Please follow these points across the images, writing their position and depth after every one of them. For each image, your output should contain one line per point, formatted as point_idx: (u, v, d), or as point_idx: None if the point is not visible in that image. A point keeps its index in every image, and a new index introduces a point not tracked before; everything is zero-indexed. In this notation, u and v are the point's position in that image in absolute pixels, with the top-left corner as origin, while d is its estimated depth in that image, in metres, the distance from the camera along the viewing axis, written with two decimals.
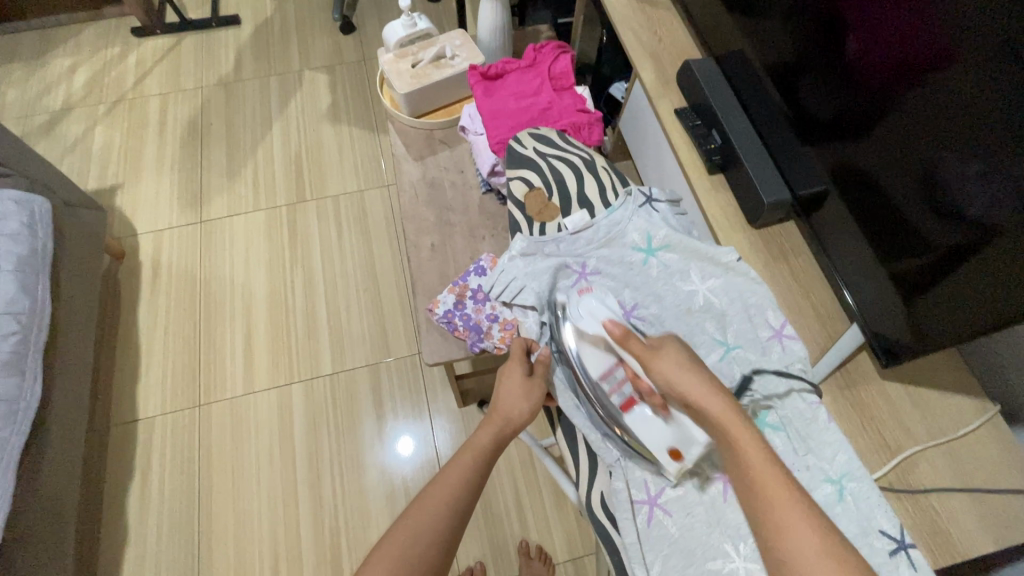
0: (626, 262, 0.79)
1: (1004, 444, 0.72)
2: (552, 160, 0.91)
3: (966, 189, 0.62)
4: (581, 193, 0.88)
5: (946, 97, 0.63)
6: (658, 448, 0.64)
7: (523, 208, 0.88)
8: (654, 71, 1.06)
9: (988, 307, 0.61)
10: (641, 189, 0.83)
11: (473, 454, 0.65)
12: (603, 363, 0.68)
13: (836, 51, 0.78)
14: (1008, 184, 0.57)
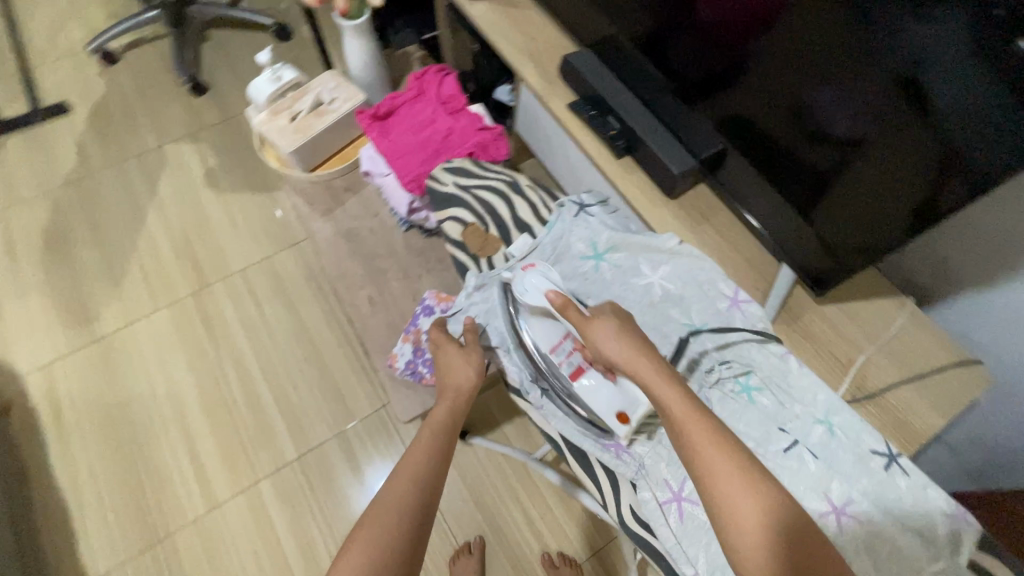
0: (580, 273, 0.78)
1: (929, 329, 0.82)
2: (475, 189, 0.90)
3: (829, 112, 0.69)
4: (512, 214, 0.88)
5: (792, 35, 0.69)
6: (608, 413, 0.66)
7: (462, 245, 0.87)
8: (537, 72, 1.09)
9: (874, 209, 0.70)
10: (574, 197, 0.83)
11: (436, 429, 0.66)
12: (552, 336, 0.71)
13: (690, 14, 0.83)
14: (861, 103, 0.65)
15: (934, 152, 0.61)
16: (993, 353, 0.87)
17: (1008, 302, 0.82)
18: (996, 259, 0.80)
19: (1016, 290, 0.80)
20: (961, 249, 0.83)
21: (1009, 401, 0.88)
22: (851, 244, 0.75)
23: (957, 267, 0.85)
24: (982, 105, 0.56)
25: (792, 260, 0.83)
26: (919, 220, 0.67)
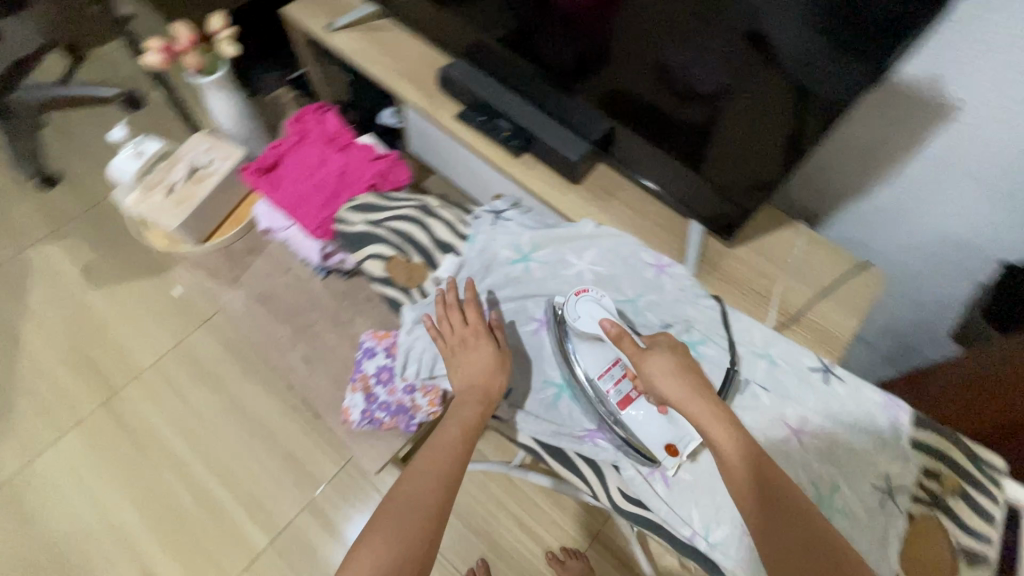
0: (513, 278, 0.81)
1: (826, 246, 0.91)
2: (387, 221, 0.88)
3: (693, 73, 0.75)
4: (430, 237, 0.86)
5: (644, 10, 0.74)
6: (656, 444, 0.65)
7: (389, 280, 0.85)
8: (417, 91, 1.08)
9: (751, 151, 0.76)
10: (489, 206, 0.86)
11: (458, 431, 0.66)
12: (601, 361, 0.70)
13: (547, 5, 0.85)
14: (718, 59, 0.71)
15: (791, 95, 0.67)
16: (878, 253, 0.99)
17: (878, 206, 0.93)
18: (861, 171, 0.91)
19: (881, 194, 0.91)
20: (833, 169, 0.93)
21: (901, 288, 1.01)
22: (740, 187, 0.81)
23: (831, 186, 0.96)
24: (821, 48, 0.62)
25: (695, 213, 0.89)
26: (791, 161, 0.73)
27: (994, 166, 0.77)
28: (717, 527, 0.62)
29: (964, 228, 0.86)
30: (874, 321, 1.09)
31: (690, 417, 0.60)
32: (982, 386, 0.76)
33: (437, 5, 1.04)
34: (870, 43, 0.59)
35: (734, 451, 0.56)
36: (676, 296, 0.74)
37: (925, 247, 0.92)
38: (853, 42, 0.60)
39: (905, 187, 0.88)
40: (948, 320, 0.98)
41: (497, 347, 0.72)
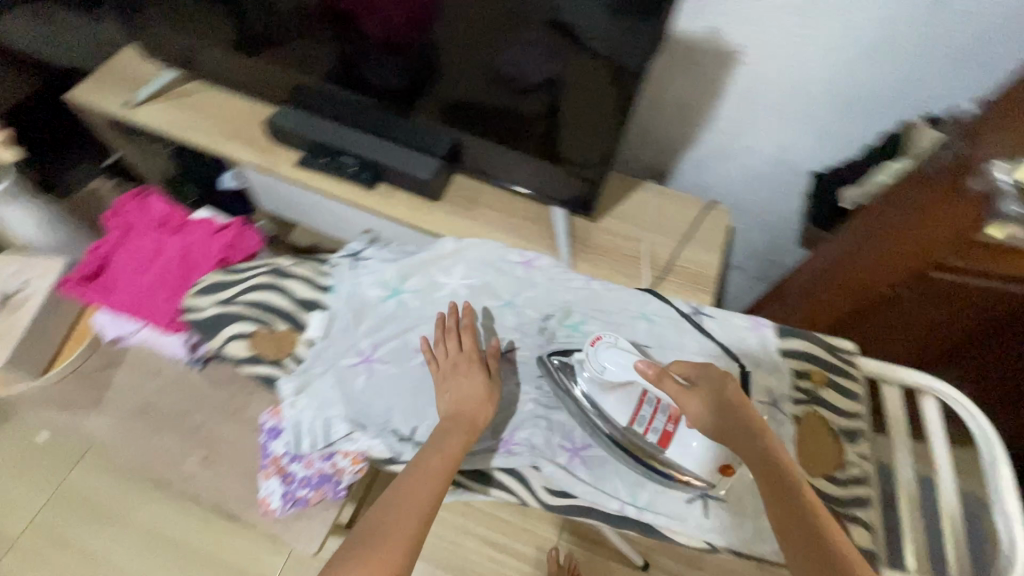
0: (389, 316, 0.63)
1: (675, 197, 0.99)
2: (240, 297, 0.66)
3: (522, 66, 0.77)
4: (290, 299, 0.66)
5: (460, 17, 0.75)
6: (706, 470, 0.53)
7: (260, 358, 0.62)
8: (249, 149, 1.02)
9: (591, 129, 0.80)
10: (348, 246, 0.70)
11: (439, 458, 0.51)
12: (631, 401, 0.55)
13: (360, 37, 0.84)
14: (540, 49, 0.74)
15: (607, 68, 0.71)
16: (718, 190, 1.09)
17: (706, 147, 1.03)
18: (681, 121, 1.00)
19: (705, 136, 1.01)
20: (660, 125, 1.03)
21: (746, 217, 1.12)
22: (591, 163, 0.85)
23: (667, 141, 1.05)
24: (616, 19, 0.66)
25: (557, 198, 0.94)
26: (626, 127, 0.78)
27: (778, 88, 0.88)
28: (642, 490, 0.56)
29: (774, 147, 0.97)
30: (738, 251, 1.20)
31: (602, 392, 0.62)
32: (817, 296, 0.82)
33: (245, 57, 0.99)
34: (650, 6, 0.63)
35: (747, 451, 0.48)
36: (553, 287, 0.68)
37: (752, 173, 1.03)
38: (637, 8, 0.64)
39: (719, 125, 0.98)
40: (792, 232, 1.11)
41: (490, 381, 0.57)
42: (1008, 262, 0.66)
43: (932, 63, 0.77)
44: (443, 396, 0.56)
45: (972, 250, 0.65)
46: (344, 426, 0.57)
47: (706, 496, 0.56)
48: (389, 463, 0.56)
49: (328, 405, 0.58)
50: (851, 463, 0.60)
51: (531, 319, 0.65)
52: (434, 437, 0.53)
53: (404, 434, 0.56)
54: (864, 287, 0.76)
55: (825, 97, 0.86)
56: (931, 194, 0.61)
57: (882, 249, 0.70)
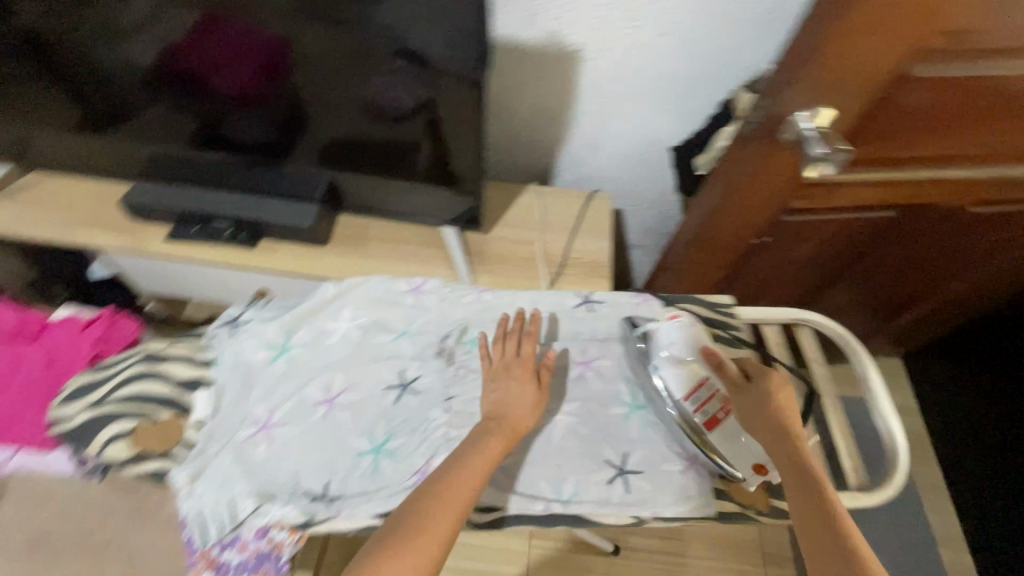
0: (281, 376, 0.62)
1: (559, 193, 1.03)
2: (113, 394, 0.64)
3: (395, 96, 0.76)
4: (170, 383, 0.65)
5: (320, 58, 0.73)
6: (742, 461, 0.57)
7: (145, 455, 0.62)
8: (111, 233, 0.95)
9: (469, 146, 0.81)
10: (226, 314, 0.68)
11: (481, 460, 0.51)
12: (687, 379, 0.59)
13: (212, 95, 0.80)
14: (407, 77, 0.73)
15: (466, 84, 0.72)
16: (598, 180, 1.15)
17: (578, 141, 1.08)
18: (549, 121, 1.04)
19: (573, 131, 1.06)
20: (531, 128, 1.06)
21: (630, 199, 1.19)
22: (474, 177, 0.86)
23: (540, 143, 1.09)
24: (467, 42, 0.67)
25: (448, 218, 0.94)
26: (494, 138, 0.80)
27: (625, 77, 0.94)
28: (564, 483, 0.58)
29: (636, 130, 1.03)
30: (633, 230, 1.27)
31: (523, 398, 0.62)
32: (699, 260, 0.88)
33: (86, 138, 0.91)
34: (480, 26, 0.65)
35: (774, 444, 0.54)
36: (450, 308, 0.67)
37: (623, 157, 1.09)
38: (470, 28, 0.65)
39: (584, 119, 1.03)
40: (672, 205, 1.19)
41: (541, 390, 0.58)
42: (839, 196, 0.74)
43: (746, 37, 0.85)
44: (489, 399, 0.57)
45: (809, 192, 0.73)
46: (251, 500, 0.55)
47: (625, 473, 0.59)
48: (307, 528, 0.54)
49: (230, 484, 0.57)
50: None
51: (430, 343, 0.65)
52: (475, 438, 0.54)
53: (316, 493, 0.55)
54: (735, 243, 0.83)
55: (666, 78, 0.93)
56: (759, 150, 0.67)
57: (737, 207, 0.75)
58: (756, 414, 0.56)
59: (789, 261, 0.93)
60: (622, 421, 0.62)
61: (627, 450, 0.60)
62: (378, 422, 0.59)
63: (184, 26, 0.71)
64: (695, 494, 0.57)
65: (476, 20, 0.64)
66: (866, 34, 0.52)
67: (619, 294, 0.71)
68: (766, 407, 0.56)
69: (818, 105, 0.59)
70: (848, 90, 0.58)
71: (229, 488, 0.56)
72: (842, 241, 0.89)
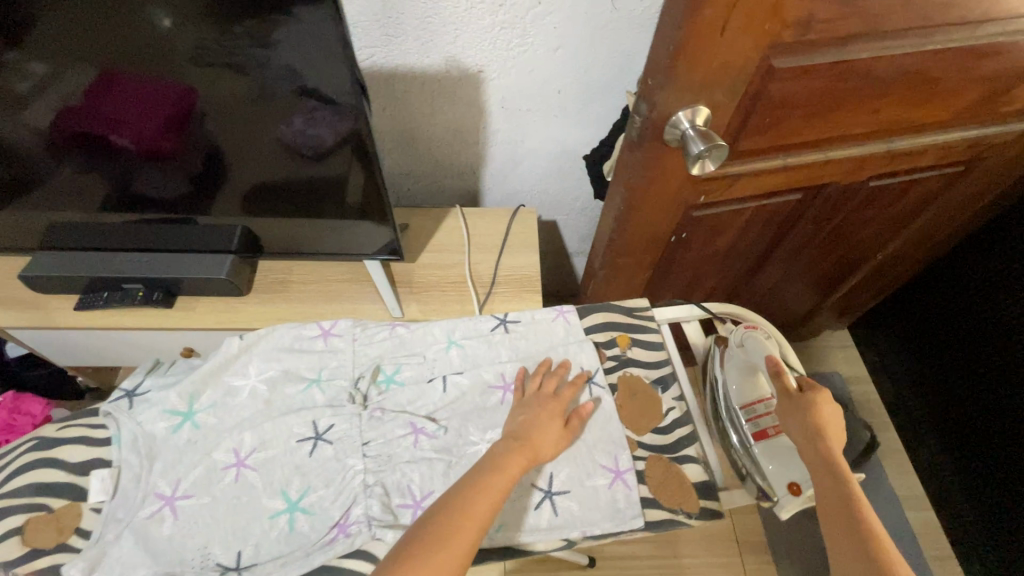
0: (188, 443, 0.60)
1: (483, 213, 1.03)
2: (2, 488, 0.58)
3: (306, 136, 0.73)
4: (66, 469, 0.59)
5: (222, 107, 0.70)
6: (778, 479, 0.64)
7: (38, 554, 0.55)
8: (14, 311, 0.91)
9: (379, 180, 0.80)
10: (122, 387, 0.64)
11: (504, 477, 0.52)
12: (749, 394, 0.68)
13: (118, 154, 0.77)
14: (315, 118, 0.71)
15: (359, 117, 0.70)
16: (525, 193, 1.16)
17: (497, 159, 1.08)
18: (464, 142, 1.04)
19: (491, 149, 1.06)
20: (449, 151, 1.06)
21: (559, 207, 1.20)
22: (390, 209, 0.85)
23: (460, 165, 1.09)
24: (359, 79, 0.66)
25: (371, 253, 0.92)
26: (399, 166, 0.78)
27: (530, 92, 0.95)
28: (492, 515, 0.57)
29: (552, 142, 1.04)
30: (570, 237, 1.29)
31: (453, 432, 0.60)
32: (620, 264, 0.87)
33: None
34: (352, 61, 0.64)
35: (811, 450, 0.59)
36: (357, 351, 0.66)
37: (544, 169, 1.10)
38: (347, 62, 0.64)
39: (498, 136, 1.03)
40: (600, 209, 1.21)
41: (566, 426, 0.59)
42: (737, 187, 0.76)
43: (637, 44, 0.87)
44: (513, 419, 0.58)
45: (707, 186, 0.74)
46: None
47: (552, 495, 0.58)
48: None
49: (131, 569, 0.54)
50: (669, 409, 0.65)
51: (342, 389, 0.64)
52: (496, 457, 0.54)
53: (229, 565, 0.54)
54: (651, 241, 0.83)
55: (570, 87, 0.94)
56: (649, 151, 0.66)
57: (643, 208, 0.75)
58: (795, 421, 0.62)
59: (711, 253, 0.94)
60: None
61: (552, 471, 0.59)
62: (293, 477, 0.58)
63: (72, 90, 0.68)
64: (624, 507, 0.57)
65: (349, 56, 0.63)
66: (717, 33, 0.53)
67: (534, 311, 0.68)
68: (805, 416, 0.61)
69: (691, 103, 0.60)
70: (716, 86, 0.59)
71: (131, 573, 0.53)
72: (757, 227, 0.91)
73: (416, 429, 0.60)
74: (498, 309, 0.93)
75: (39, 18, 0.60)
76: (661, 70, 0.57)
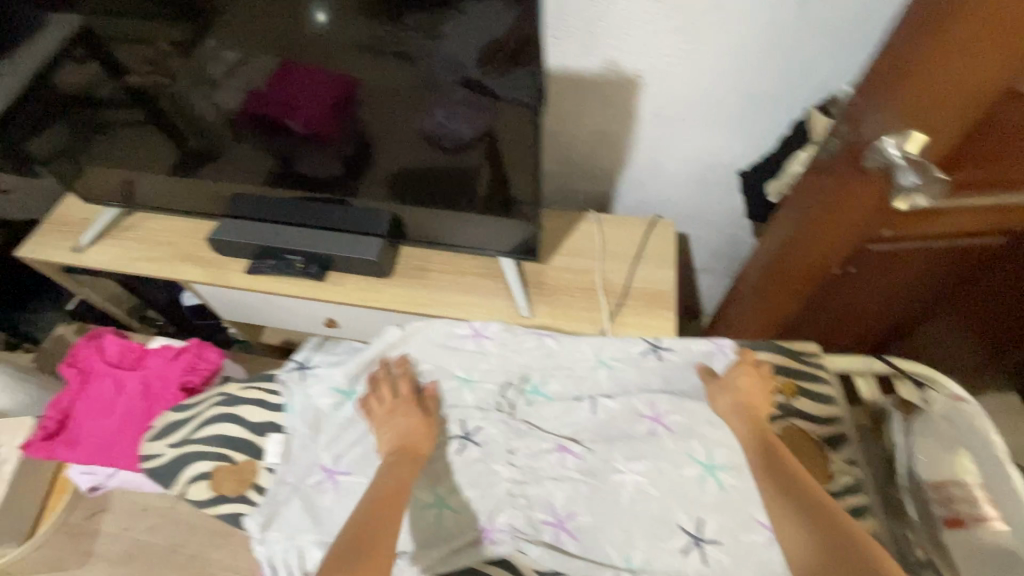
0: (348, 425, 0.65)
1: (617, 223, 1.01)
2: (194, 436, 0.69)
3: (453, 123, 0.77)
4: (246, 426, 0.69)
5: (385, 94, 0.75)
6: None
7: (224, 499, 0.66)
8: (199, 266, 1.04)
9: (526, 172, 0.81)
10: (294, 359, 0.70)
11: (397, 483, 0.56)
12: (941, 469, 0.58)
13: (292, 136, 0.86)
14: (462, 108, 0.74)
15: (527, 113, 0.73)
16: (660, 203, 1.12)
17: (637, 166, 1.05)
18: (606, 147, 1.02)
19: (633, 155, 1.03)
20: (591, 155, 1.05)
21: (694, 220, 1.14)
22: (537, 202, 0.85)
23: (599, 170, 1.07)
24: (510, 67, 0.68)
25: (509, 250, 0.95)
26: (539, 158, 0.78)
27: (685, 101, 0.91)
28: (633, 550, 0.57)
29: (699, 153, 0.99)
30: (698, 253, 1.23)
31: (595, 459, 0.61)
32: (773, 287, 0.84)
33: (176, 174, 0.99)
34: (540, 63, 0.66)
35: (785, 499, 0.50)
36: (507, 352, 0.66)
37: (685, 179, 1.05)
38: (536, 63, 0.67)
39: (643, 143, 1.00)
40: (740, 226, 1.13)
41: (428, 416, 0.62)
42: (937, 221, 0.66)
43: (817, 53, 0.80)
44: (386, 436, 0.61)
45: (899, 219, 0.65)
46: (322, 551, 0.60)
47: (701, 541, 0.56)
48: None
49: (298, 534, 0.61)
50: (838, 473, 0.60)
51: (490, 393, 0.65)
52: (387, 464, 0.58)
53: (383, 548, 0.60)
54: (816, 269, 0.75)
55: (731, 96, 0.89)
56: (838, 176, 0.62)
57: (815, 236, 0.71)
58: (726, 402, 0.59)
59: (878, 292, 0.82)
60: (694, 484, 0.57)
61: (701, 517, 0.56)
62: (442, 475, 0.61)
63: (264, 73, 0.77)
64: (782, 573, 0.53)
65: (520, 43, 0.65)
66: (959, 53, 0.47)
67: (695, 341, 0.64)
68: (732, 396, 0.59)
69: (907, 127, 0.53)
70: (934, 109, 0.52)
71: (300, 536, 0.61)
72: (947, 268, 0.77)
73: (564, 448, 0.61)
74: (627, 322, 0.91)
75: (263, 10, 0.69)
76: (883, 88, 0.53)
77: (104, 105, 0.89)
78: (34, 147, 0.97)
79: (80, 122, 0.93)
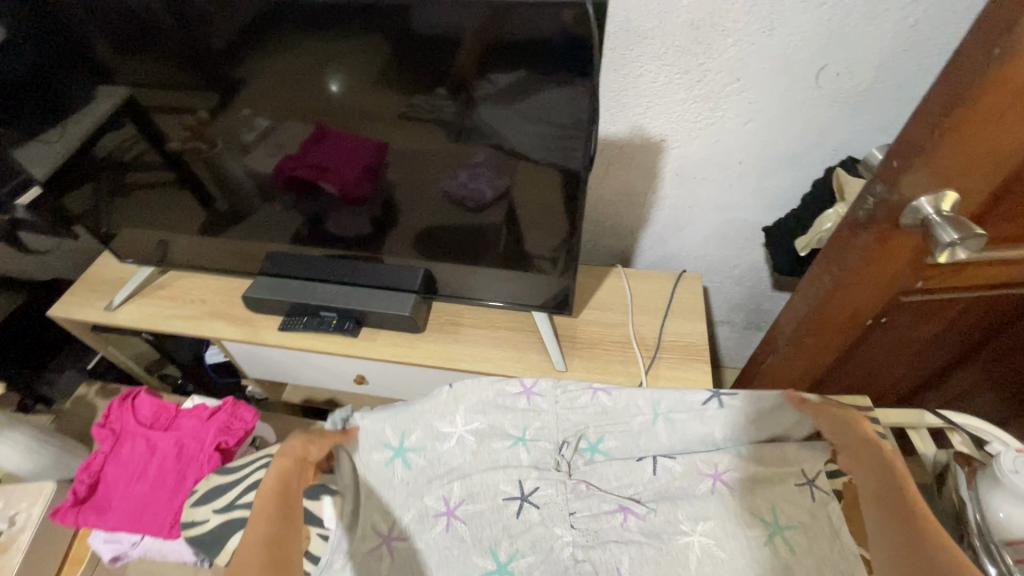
0: (411, 480, 0.69)
1: (644, 277, 1.04)
2: (240, 499, 0.72)
3: (478, 181, 0.80)
4: None
5: (416, 158, 0.79)
6: None
7: None
8: (231, 323, 1.04)
9: (555, 226, 0.83)
10: None
11: (270, 502, 0.57)
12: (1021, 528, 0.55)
13: (324, 198, 0.89)
14: (490, 171, 0.78)
15: (559, 174, 0.76)
16: (683, 258, 1.15)
17: (659, 223, 1.09)
18: (630, 207, 1.06)
19: (656, 213, 1.07)
20: (615, 214, 1.08)
21: (716, 273, 1.17)
22: (573, 257, 0.87)
23: (623, 228, 1.11)
24: (543, 131, 0.71)
25: (543, 305, 0.96)
26: (575, 216, 0.81)
27: (705, 162, 0.95)
28: None
29: (720, 211, 1.03)
30: (719, 306, 1.25)
31: (654, 521, 0.64)
32: (807, 343, 0.83)
33: (207, 234, 1.01)
34: (585, 130, 0.69)
35: (881, 495, 0.54)
36: (564, 409, 0.73)
37: (706, 235, 1.09)
38: (581, 135, 0.70)
39: (667, 202, 1.04)
40: (763, 279, 1.16)
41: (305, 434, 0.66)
42: (970, 274, 0.68)
43: (835, 117, 0.85)
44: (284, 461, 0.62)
45: (934, 272, 0.67)
46: None
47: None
48: None
49: None
50: None
51: (547, 451, 0.71)
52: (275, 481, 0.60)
53: None
54: (852, 318, 0.76)
55: (752, 159, 0.93)
56: (876, 235, 0.63)
57: (845, 293, 0.72)
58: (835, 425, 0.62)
59: (905, 343, 0.82)
60: (764, 548, 0.60)
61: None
62: (502, 538, 0.65)
63: (299, 139, 0.81)
64: None
65: (565, 110, 0.68)
66: (991, 121, 0.50)
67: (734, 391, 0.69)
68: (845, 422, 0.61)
69: (943, 188, 0.56)
70: (965, 175, 0.55)
71: None
72: (973, 320, 0.77)
73: (626, 509, 0.65)
74: (663, 375, 0.91)
75: (310, 81, 0.73)
76: (918, 152, 0.55)
77: (141, 169, 0.91)
78: (66, 206, 0.97)
79: (113, 184, 0.94)
